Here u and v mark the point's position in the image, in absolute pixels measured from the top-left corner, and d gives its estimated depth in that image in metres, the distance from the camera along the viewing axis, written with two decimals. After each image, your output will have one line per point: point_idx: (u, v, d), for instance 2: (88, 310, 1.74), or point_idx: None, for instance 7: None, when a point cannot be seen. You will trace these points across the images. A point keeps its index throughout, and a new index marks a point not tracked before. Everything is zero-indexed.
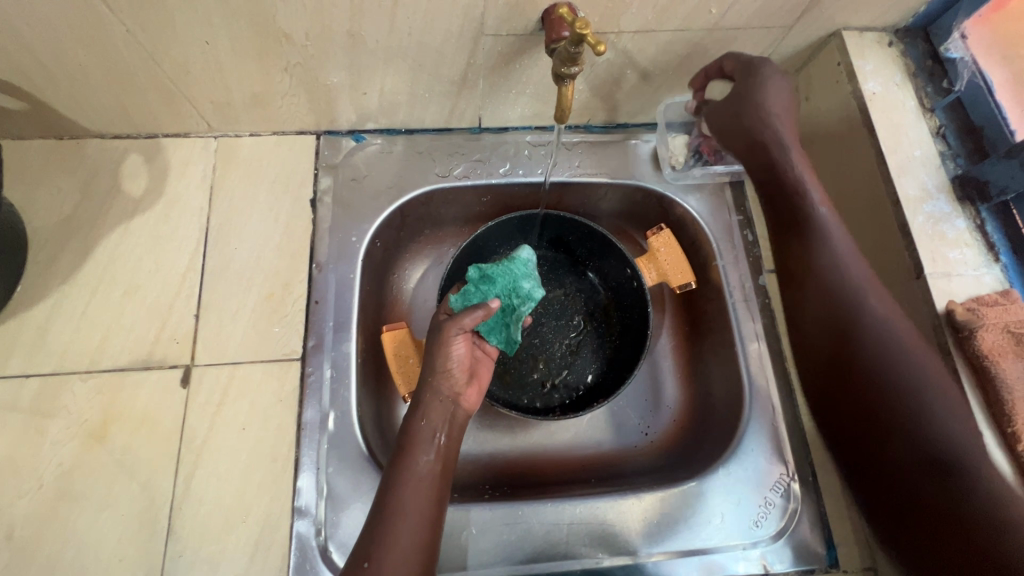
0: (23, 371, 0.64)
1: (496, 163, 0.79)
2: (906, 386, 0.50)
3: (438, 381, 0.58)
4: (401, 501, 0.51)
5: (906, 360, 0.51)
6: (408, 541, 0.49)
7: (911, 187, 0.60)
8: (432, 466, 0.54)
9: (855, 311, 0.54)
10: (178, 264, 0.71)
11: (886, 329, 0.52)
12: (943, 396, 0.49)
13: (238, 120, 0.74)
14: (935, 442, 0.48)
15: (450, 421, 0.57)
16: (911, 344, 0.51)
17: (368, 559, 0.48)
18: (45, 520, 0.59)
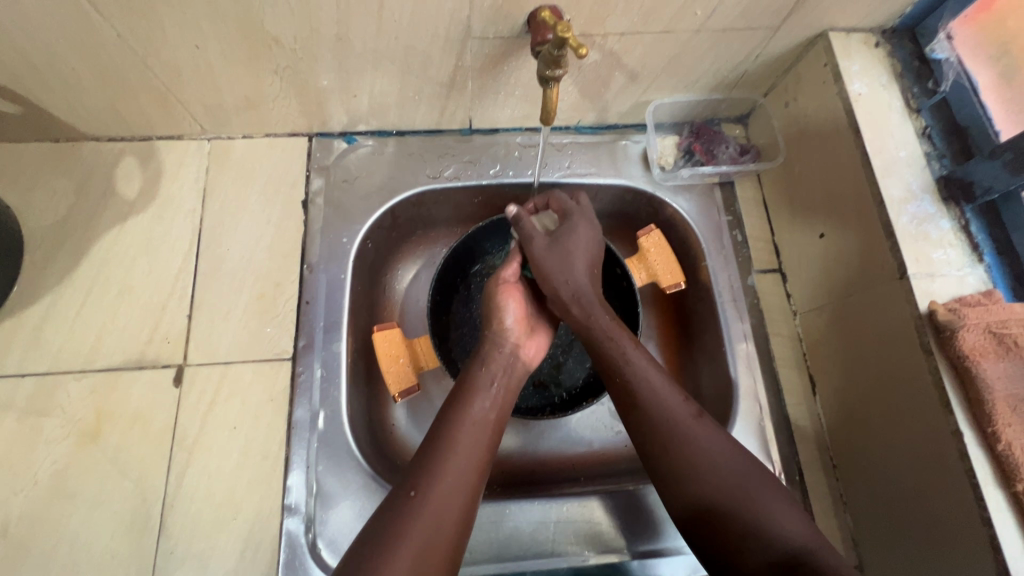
0: (18, 370, 0.65)
1: (487, 164, 0.79)
2: (741, 487, 0.51)
3: (500, 335, 0.63)
4: (457, 435, 0.53)
5: (731, 480, 0.51)
6: (459, 473, 0.50)
7: (896, 188, 0.61)
8: (489, 412, 0.56)
9: (669, 420, 0.55)
10: (170, 266, 0.72)
11: (725, 465, 0.52)
12: (785, 510, 0.50)
13: (230, 122, 0.74)
14: (788, 546, 0.47)
15: (510, 374, 0.60)
16: (741, 467, 0.52)
17: (415, 488, 0.49)
18: (39, 516, 0.60)
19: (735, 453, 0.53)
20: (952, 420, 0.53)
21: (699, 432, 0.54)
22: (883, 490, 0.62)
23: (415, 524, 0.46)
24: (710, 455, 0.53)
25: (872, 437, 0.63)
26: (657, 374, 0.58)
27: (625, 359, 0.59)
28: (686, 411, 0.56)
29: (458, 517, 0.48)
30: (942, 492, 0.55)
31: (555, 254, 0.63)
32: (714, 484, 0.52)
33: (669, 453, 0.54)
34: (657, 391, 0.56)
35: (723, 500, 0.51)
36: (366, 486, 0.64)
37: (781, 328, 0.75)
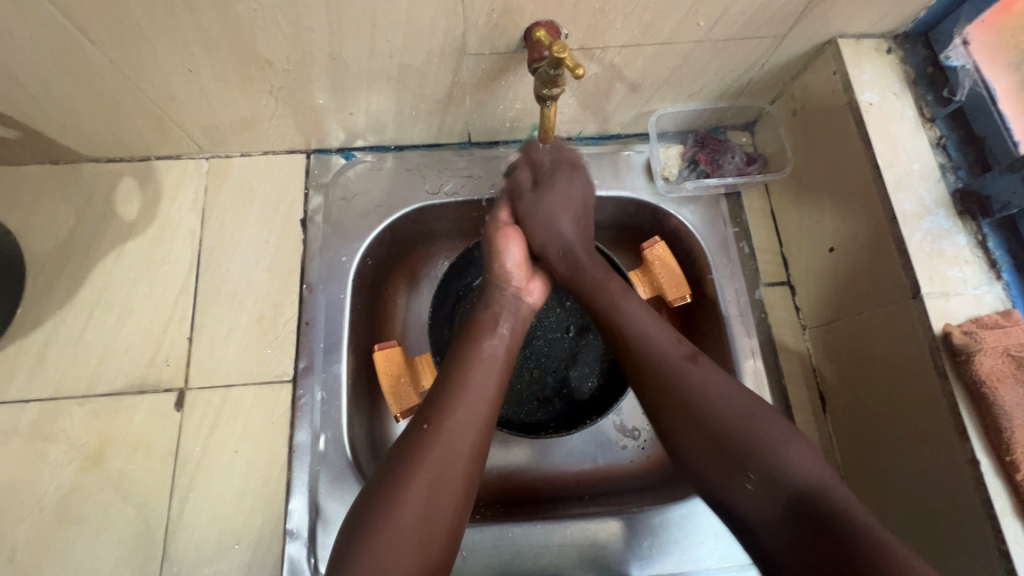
0: (23, 396, 0.66)
1: (487, 178, 0.78)
2: (746, 423, 0.52)
3: (501, 280, 0.64)
4: (468, 372, 0.55)
5: (736, 420, 0.52)
6: (472, 407, 0.53)
7: (908, 203, 0.58)
8: (498, 350, 0.58)
9: (665, 360, 0.56)
10: (170, 287, 0.71)
11: (725, 405, 0.53)
12: (793, 444, 0.51)
13: (228, 141, 0.74)
14: (796, 480, 0.49)
15: (515, 317, 0.62)
16: (743, 406, 0.53)
17: (427, 423, 0.51)
18: (45, 543, 0.61)
19: (731, 389, 0.54)
20: (967, 447, 0.51)
21: (700, 374, 0.55)
22: (896, 513, 0.60)
23: (428, 455, 0.49)
24: (711, 395, 0.54)
25: (883, 457, 0.62)
26: (648, 318, 0.59)
27: (617, 309, 0.60)
28: (677, 352, 0.57)
29: (471, 449, 0.51)
30: (958, 519, 0.53)
31: (542, 210, 0.64)
32: (713, 420, 0.53)
33: (672, 393, 0.55)
34: (644, 333, 0.58)
35: (728, 437, 0.52)
36: None
37: (789, 344, 0.73)
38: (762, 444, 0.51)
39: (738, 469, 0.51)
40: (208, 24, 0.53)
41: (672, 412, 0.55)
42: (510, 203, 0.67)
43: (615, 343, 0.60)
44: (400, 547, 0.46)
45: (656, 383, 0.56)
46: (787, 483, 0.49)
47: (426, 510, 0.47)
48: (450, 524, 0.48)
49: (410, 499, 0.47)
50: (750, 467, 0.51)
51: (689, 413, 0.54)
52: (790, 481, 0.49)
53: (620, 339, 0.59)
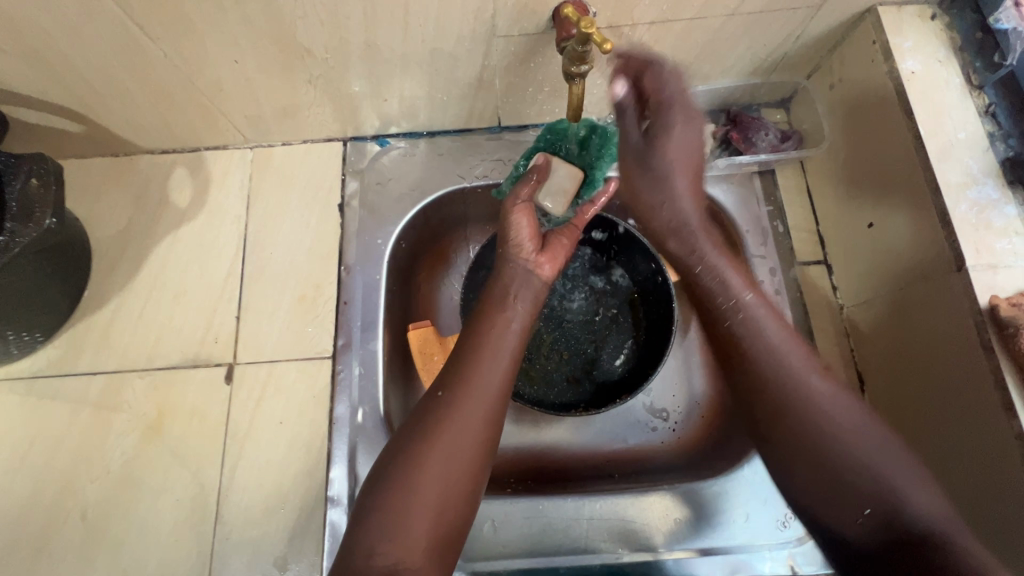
0: (91, 369, 0.71)
1: (516, 162, 0.79)
2: (869, 472, 0.48)
3: (514, 251, 0.62)
4: (482, 344, 0.55)
5: (870, 474, 0.48)
6: (486, 380, 0.52)
7: (953, 173, 0.56)
8: (513, 317, 0.58)
9: (789, 390, 0.51)
10: (220, 269, 0.76)
11: (852, 442, 0.49)
12: (916, 484, 0.47)
13: (270, 131, 0.78)
14: (914, 524, 0.46)
15: (529, 291, 0.61)
16: (876, 445, 0.49)
17: (442, 390, 0.52)
18: (111, 503, 0.66)
19: (855, 414, 0.50)
20: (1015, 423, 0.49)
21: (828, 404, 0.50)
22: None
23: (445, 426, 0.49)
24: (832, 420, 0.50)
25: (925, 437, 0.60)
26: (777, 328, 0.54)
27: (748, 316, 0.54)
28: (808, 366, 0.52)
29: (484, 421, 0.51)
30: (1010, 497, 0.51)
31: (654, 185, 0.59)
32: (828, 455, 0.49)
33: (785, 420, 0.51)
34: (773, 353, 0.53)
35: (839, 480, 0.49)
36: None
37: (826, 323, 0.72)
38: (881, 482, 0.48)
39: (850, 515, 0.48)
40: (252, 15, 0.56)
41: (770, 428, 0.52)
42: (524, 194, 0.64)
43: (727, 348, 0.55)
44: (420, 515, 0.46)
45: (766, 407, 0.52)
46: (905, 532, 0.46)
47: (445, 481, 0.48)
48: (467, 491, 0.49)
49: (428, 465, 0.48)
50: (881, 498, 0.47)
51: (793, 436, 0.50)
52: (908, 524, 0.46)
53: (744, 352, 0.53)
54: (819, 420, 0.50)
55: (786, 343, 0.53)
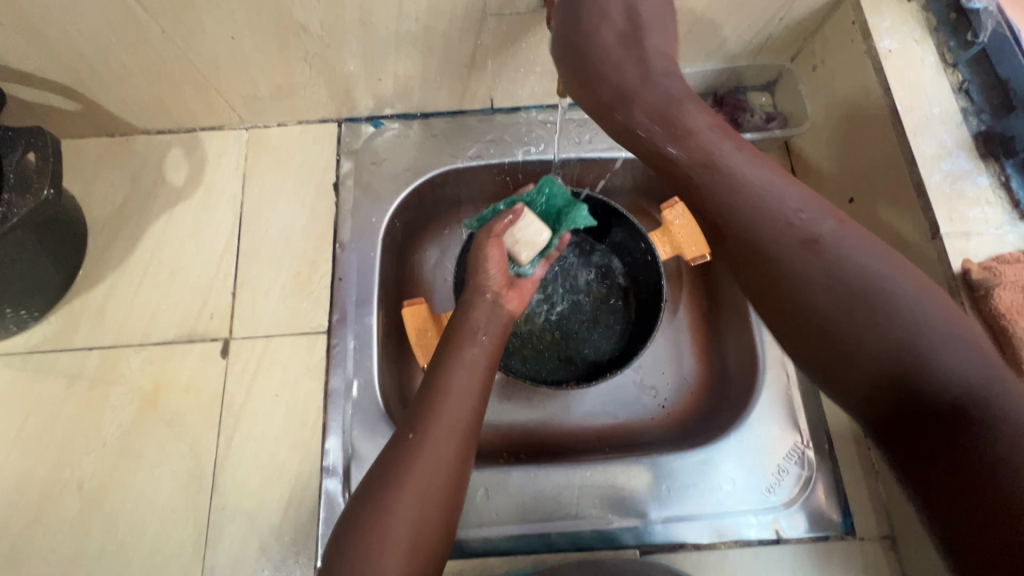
0: (87, 344, 0.72)
1: (509, 142, 0.81)
2: (879, 313, 0.39)
3: (480, 286, 0.64)
4: (449, 381, 0.55)
5: (885, 328, 0.39)
6: (453, 417, 0.53)
7: (928, 146, 0.58)
8: (480, 355, 0.59)
9: (762, 225, 0.44)
10: (215, 246, 0.77)
11: (868, 270, 0.40)
12: (954, 344, 0.37)
13: (265, 111, 0.79)
14: (955, 397, 0.36)
15: (494, 323, 0.62)
16: (882, 272, 0.40)
17: (413, 430, 0.52)
18: (108, 474, 0.67)
19: (873, 256, 0.41)
20: None
21: (821, 257, 0.42)
22: None
23: (416, 466, 0.50)
24: (813, 268, 0.41)
25: None
26: (755, 167, 0.46)
27: (713, 155, 0.47)
28: (791, 234, 0.43)
29: (455, 453, 0.51)
30: None
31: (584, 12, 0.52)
32: (811, 296, 0.41)
33: (775, 264, 0.43)
34: (753, 198, 0.44)
35: (846, 333, 0.40)
36: None
37: None
38: (915, 347, 0.38)
39: (871, 392, 0.39)
40: None
41: (763, 304, 0.44)
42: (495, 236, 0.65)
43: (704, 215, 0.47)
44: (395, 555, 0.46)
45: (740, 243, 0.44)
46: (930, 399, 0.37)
47: (417, 517, 0.48)
48: (441, 526, 0.49)
49: (399, 505, 0.48)
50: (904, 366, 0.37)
51: (787, 294, 0.42)
52: (940, 395, 0.36)
53: (715, 209, 0.46)
54: (810, 279, 0.41)
55: (765, 188, 0.45)
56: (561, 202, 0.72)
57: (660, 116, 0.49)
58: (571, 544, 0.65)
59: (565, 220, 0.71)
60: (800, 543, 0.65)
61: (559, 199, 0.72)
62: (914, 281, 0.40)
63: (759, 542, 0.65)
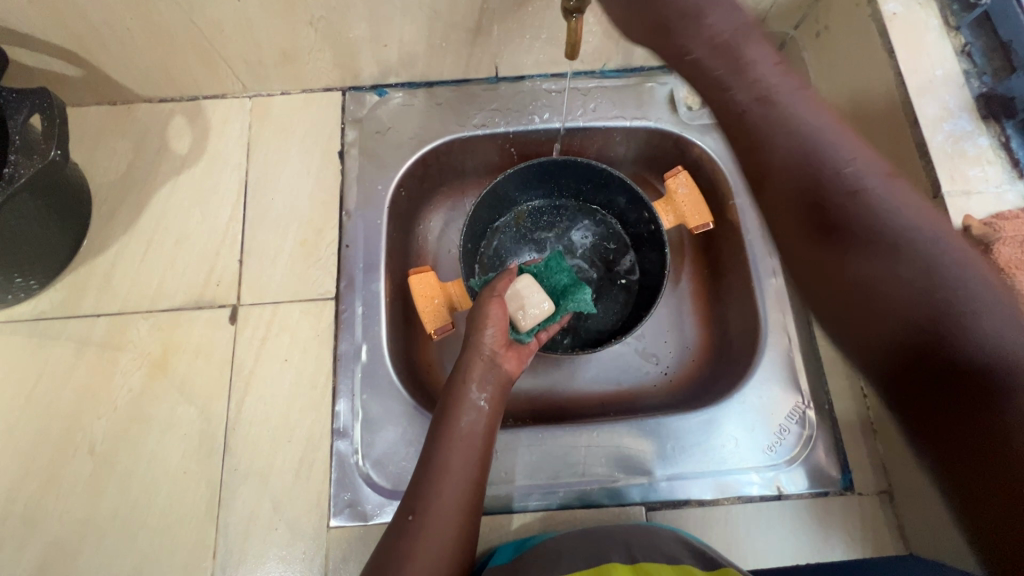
0: (94, 310, 0.72)
1: (514, 111, 0.80)
2: (920, 276, 0.40)
3: (477, 349, 0.62)
4: (447, 458, 0.56)
5: (922, 290, 0.40)
6: (452, 496, 0.54)
7: (930, 107, 0.59)
8: (477, 428, 0.58)
9: (822, 174, 0.45)
10: (221, 214, 0.77)
11: (898, 217, 0.43)
12: (986, 311, 0.38)
13: (269, 78, 0.79)
14: (987, 350, 0.38)
15: (492, 382, 0.61)
16: (936, 240, 0.42)
17: (412, 512, 0.53)
18: (119, 438, 0.67)
19: (910, 218, 0.43)
20: None
21: (865, 213, 0.43)
22: None
23: (418, 547, 0.51)
24: (900, 228, 0.42)
25: None
26: (814, 114, 0.47)
27: (770, 103, 0.47)
28: (843, 183, 0.44)
29: (457, 530, 0.53)
30: None
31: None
32: (868, 245, 0.43)
33: (843, 217, 0.44)
34: (811, 144, 0.45)
35: (896, 279, 0.41)
36: (408, 412, 0.68)
37: None
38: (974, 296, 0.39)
39: (883, 342, 0.41)
40: None
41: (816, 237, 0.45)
42: (495, 302, 0.64)
43: (786, 169, 0.46)
44: None
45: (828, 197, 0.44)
46: (956, 357, 0.38)
47: None
48: None
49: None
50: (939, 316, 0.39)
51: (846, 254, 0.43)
52: (960, 348, 0.38)
53: (795, 146, 0.46)
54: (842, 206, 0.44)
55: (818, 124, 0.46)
56: (566, 280, 0.72)
57: (720, 54, 0.49)
58: (579, 501, 0.67)
59: (569, 297, 0.70)
60: (800, 499, 0.67)
61: (565, 278, 0.73)
62: (948, 237, 0.42)
63: (760, 498, 0.67)
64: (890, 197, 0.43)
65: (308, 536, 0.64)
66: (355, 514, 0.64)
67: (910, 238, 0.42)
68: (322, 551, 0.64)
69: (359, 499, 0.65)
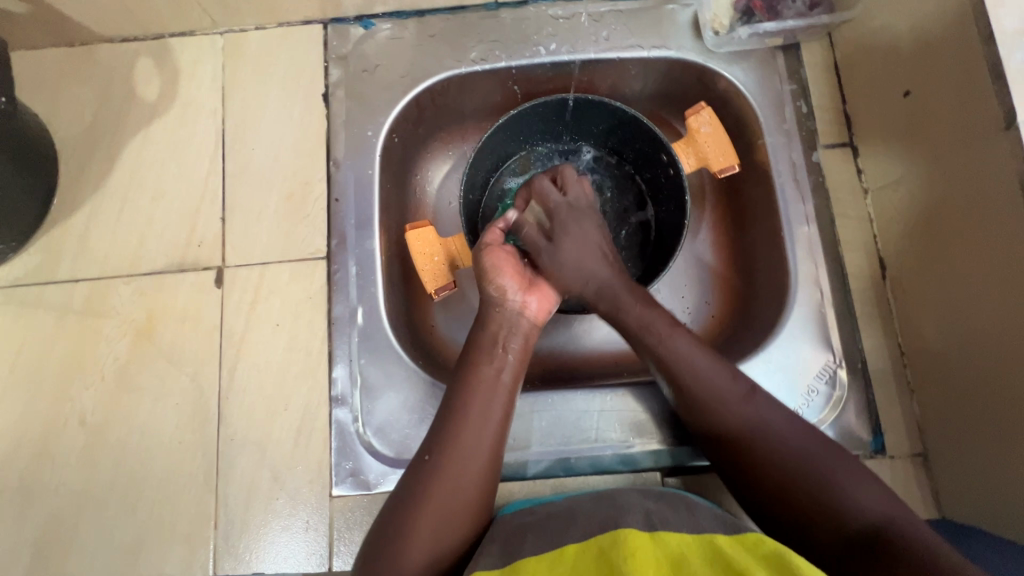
0: (71, 276, 0.68)
1: (516, 42, 0.71)
2: (807, 468, 0.48)
3: (494, 299, 0.58)
4: (469, 400, 0.52)
5: (806, 454, 0.49)
6: (474, 438, 0.50)
7: (1010, 18, 0.48)
8: (501, 377, 0.54)
9: (726, 404, 0.52)
10: (199, 168, 0.71)
11: (787, 437, 0.50)
12: (859, 485, 0.47)
13: (241, 10, 0.70)
14: (861, 517, 0.45)
15: (515, 331, 0.57)
16: (813, 446, 0.49)
17: (430, 453, 0.50)
18: (109, 409, 0.64)
19: (801, 431, 0.50)
20: None
21: (750, 436, 0.51)
22: (957, 369, 0.57)
23: (433, 488, 0.48)
24: (787, 442, 0.49)
25: (951, 322, 0.58)
26: (702, 351, 0.54)
27: (668, 350, 0.55)
28: (736, 389, 0.53)
29: (476, 477, 0.49)
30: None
31: (567, 260, 0.59)
32: (767, 455, 0.49)
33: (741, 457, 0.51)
34: (697, 377, 0.53)
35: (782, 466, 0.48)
36: (410, 378, 0.63)
37: (848, 210, 0.69)
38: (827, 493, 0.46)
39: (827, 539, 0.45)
40: None
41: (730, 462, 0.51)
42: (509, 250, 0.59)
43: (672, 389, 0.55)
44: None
45: (714, 430, 0.52)
46: (845, 522, 0.45)
47: (436, 542, 0.46)
48: (463, 547, 0.48)
49: (421, 526, 0.46)
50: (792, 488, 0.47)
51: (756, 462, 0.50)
52: (854, 521, 0.45)
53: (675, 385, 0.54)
54: (728, 424, 0.52)
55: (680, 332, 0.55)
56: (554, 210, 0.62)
57: (614, 317, 0.58)
58: (592, 467, 0.63)
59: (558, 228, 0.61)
60: None
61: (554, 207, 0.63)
62: (821, 441, 0.50)
63: None
64: (775, 417, 0.51)
65: (311, 505, 0.62)
66: (359, 483, 0.62)
67: (767, 443, 0.50)
68: (327, 520, 0.62)
69: (362, 468, 0.62)
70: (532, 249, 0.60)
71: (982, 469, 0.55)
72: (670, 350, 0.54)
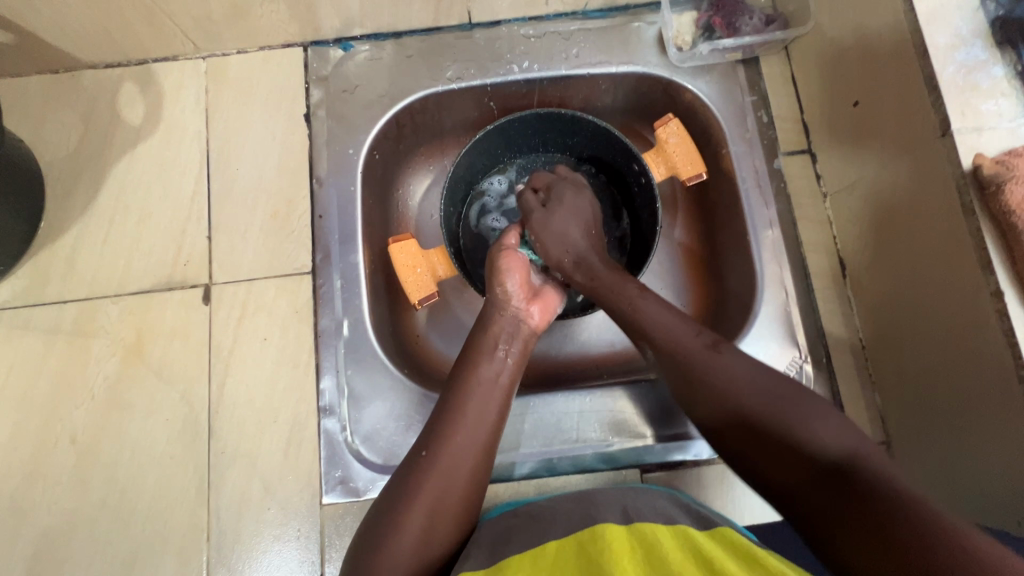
0: (60, 297, 0.69)
1: (490, 61, 0.74)
2: (766, 409, 0.48)
3: (501, 301, 0.61)
4: (467, 400, 0.53)
5: (767, 390, 0.49)
6: (471, 436, 0.51)
7: (941, 34, 0.52)
8: (499, 378, 0.56)
9: (694, 360, 0.52)
10: (185, 188, 0.72)
11: (745, 387, 0.49)
12: (825, 420, 0.46)
13: (223, 35, 0.72)
14: (831, 457, 0.43)
15: (515, 336, 0.59)
16: (769, 390, 0.49)
17: (427, 449, 0.51)
18: (99, 426, 0.66)
19: (761, 377, 0.50)
20: (991, 280, 0.48)
21: (726, 369, 0.51)
22: (914, 364, 0.60)
23: (429, 482, 0.49)
24: (756, 386, 0.49)
25: (906, 317, 0.61)
26: (668, 311, 0.56)
27: (636, 308, 0.57)
28: (699, 342, 0.53)
29: (469, 478, 0.50)
30: (976, 360, 0.52)
31: (553, 227, 0.65)
32: (746, 409, 0.48)
33: (715, 408, 0.50)
34: (660, 335, 0.55)
35: (759, 412, 0.48)
36: (396, 386, 0.65)
37: (809, 213, 0.73)
38: (796, 432, 0.46)
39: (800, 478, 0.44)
40: None
41: (711, 409, 0.50)
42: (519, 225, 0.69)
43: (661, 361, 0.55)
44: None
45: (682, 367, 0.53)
46: (816, 463, 0.44)
47: (425, 539, 0.47)
48: (448, 543, 0.49)
49: (413, 522, 0.47)
50: (768, 435, 0.47)
51: (727, 407, 0.50)
52: (821, 460, 0.44)
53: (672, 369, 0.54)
54: (703, 372, 0.51)
55: (679, 324, 0.55)
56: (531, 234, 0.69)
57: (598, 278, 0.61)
58: (574, 466, 0.66)
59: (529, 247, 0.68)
60: None
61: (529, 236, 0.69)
62: (778, 378, 0.50)
63: None
64: (740, 366, 0.51)
65: (302, 513, 0.64)
66: (348, 490, 0.63)
67: (729, 384, 0.50)
68: (318, 527, 0.64)
69: (351, 475, 0.63)
70: (527, 212, 0.68)
71: (937, 453, 0.59)
72: (640, 313, 0.57)
